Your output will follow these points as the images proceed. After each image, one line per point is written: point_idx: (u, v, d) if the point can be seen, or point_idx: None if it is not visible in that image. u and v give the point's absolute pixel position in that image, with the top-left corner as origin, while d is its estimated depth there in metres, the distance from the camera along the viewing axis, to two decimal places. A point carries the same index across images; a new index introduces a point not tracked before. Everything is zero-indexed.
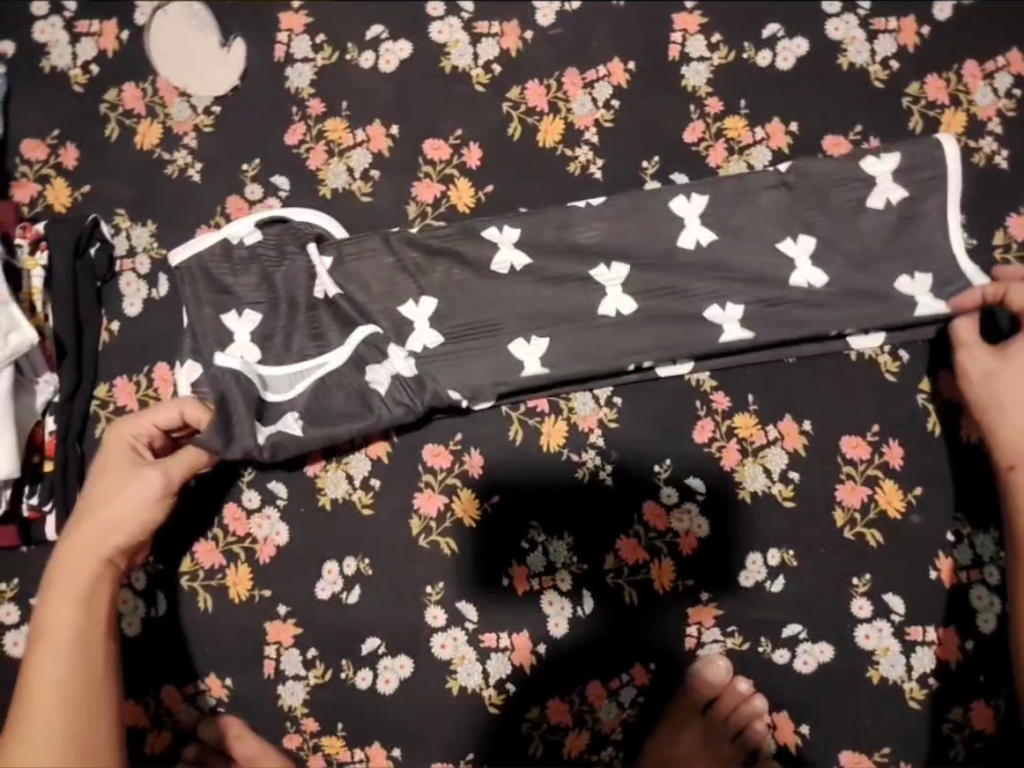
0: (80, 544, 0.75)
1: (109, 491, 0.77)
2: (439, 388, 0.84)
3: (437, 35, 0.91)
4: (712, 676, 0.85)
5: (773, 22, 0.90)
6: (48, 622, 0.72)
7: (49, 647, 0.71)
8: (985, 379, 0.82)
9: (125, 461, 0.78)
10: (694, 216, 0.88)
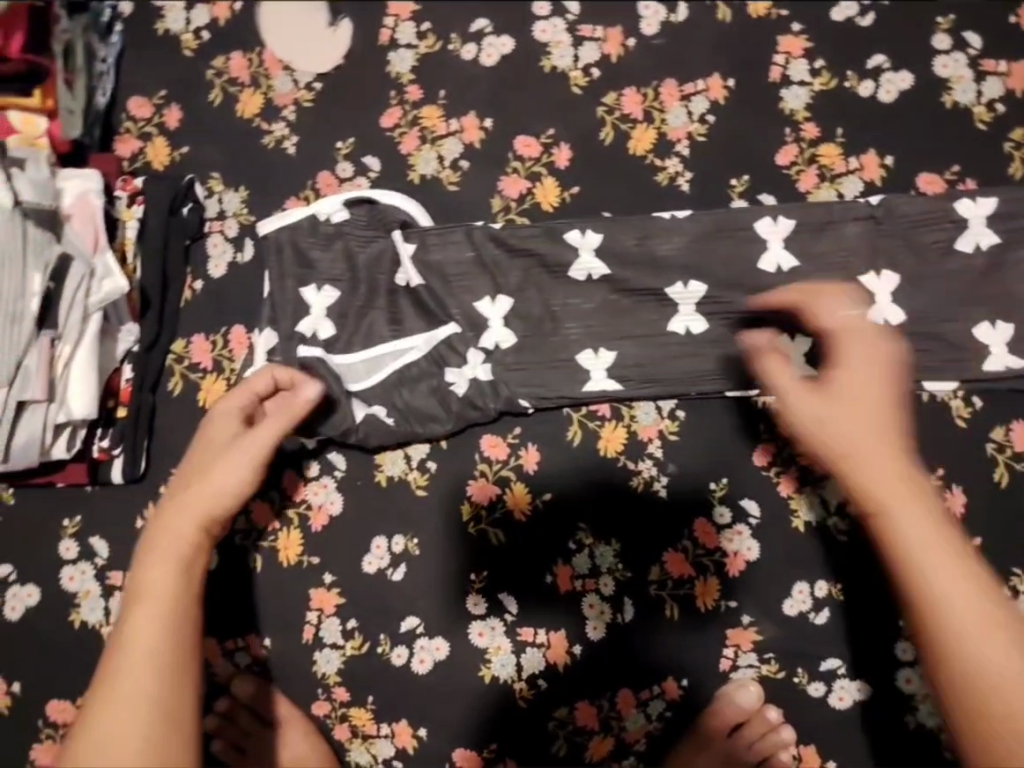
0: (185, 503, 0.70)
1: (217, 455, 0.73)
2: (512, 393, 0.87)
3: (540, 34, 0.91)
4: (743, 700, 0.85)
5: (879, 53, 0.90)
6: (146, 582, 0.66)
7: (143, 609, 0.65)
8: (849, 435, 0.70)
9: (231, 425, 0.75)
10: (778, 239, 0.88)
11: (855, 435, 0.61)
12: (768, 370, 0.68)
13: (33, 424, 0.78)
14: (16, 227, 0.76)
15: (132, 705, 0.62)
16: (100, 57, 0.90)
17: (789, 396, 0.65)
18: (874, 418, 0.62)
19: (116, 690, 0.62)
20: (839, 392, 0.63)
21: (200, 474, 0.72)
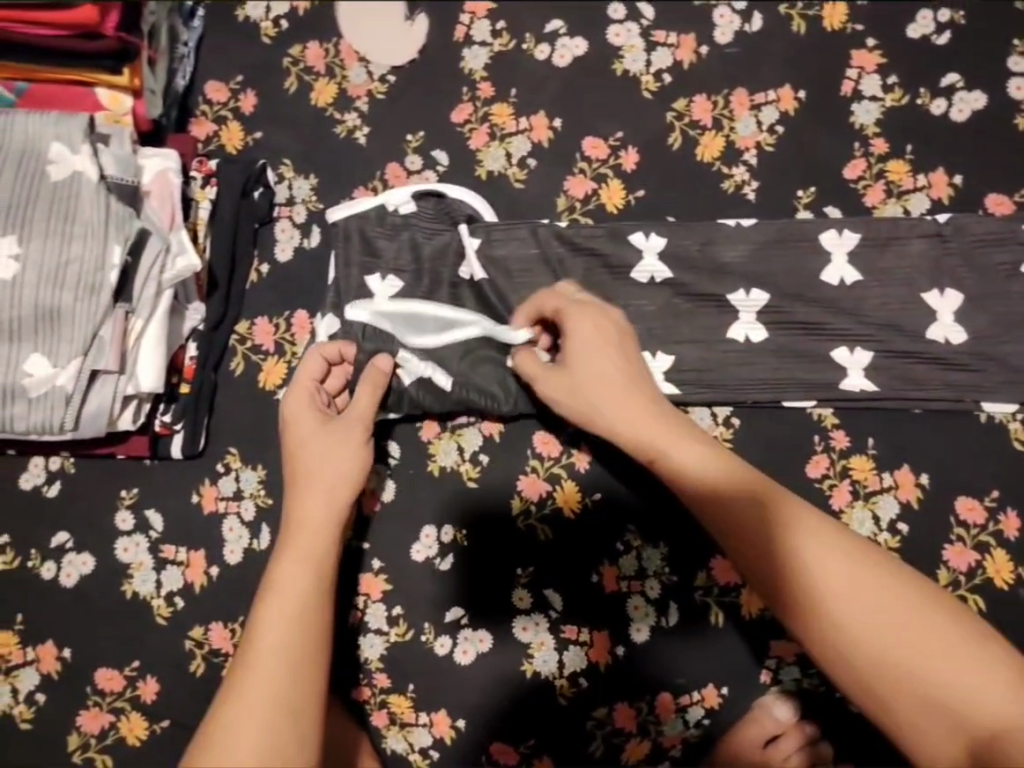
0: (303, 518, 0.74)
1: (319, 463, 0.77)
2: None
3: (614, 38, 0.93)
4: (781, 711, 0.86)
5: (953, 72, 0.90)
6: (273, 595, 0.70)
7: (273, 621, 0.68)
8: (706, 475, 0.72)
9: (324, 429, 0.78)
10: (842, 252, 0.88)
11: (657, 438, 0.75)
12: (564, 377, 0.79)
13: (104, 394, 0.79)
14: (101, 199, 0.78)
15: (262, 713, 0.64)
16: (182, 40, 0.92)
17: (587, 399, 0.78)
18: (650, 422, 0.75)
19: (247, 691, 0.65)
20: (612, 397, 0.77)
21: (313, 487, 0.75)
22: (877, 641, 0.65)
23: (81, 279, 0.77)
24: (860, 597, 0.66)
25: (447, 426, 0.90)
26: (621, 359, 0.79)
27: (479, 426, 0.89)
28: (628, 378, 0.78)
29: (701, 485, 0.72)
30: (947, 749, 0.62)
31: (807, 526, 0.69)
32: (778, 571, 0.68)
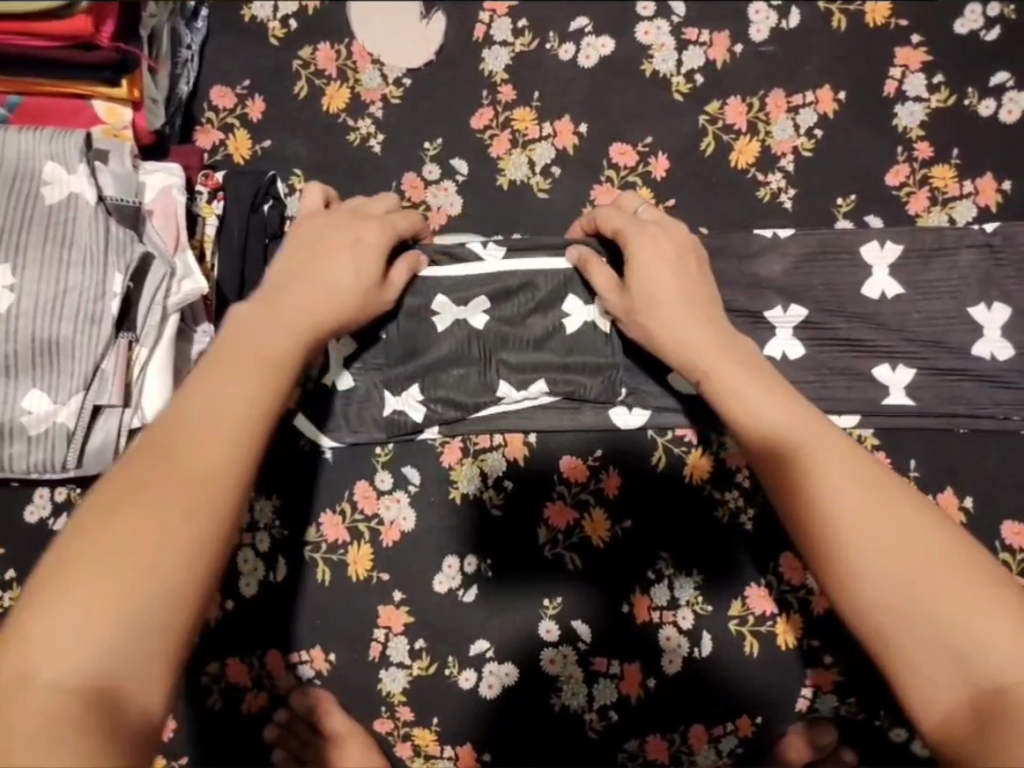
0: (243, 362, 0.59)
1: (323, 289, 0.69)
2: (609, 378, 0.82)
3: (643, 36, 0.88)
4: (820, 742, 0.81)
5: (1003, 70, 0.85)
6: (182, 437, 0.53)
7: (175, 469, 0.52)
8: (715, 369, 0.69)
9: (348, 264, 0.71)
10: (884, 264, 0.82)
11: (703, 362, 0.70)
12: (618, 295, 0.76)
13: (108, 428, 0.76)
14: (100, 224, 0.74)
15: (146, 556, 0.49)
16: (185, 43, 0.88)
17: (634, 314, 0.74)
18: (704, 332, 0.71)
19: (126, 531, 0.49)
20: (673, 305, 0.72)
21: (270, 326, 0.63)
22: (886, 563, 0.57)
23: (80, 309, 0.73)
24: (877, 514, 0.58)
25: (469, 451, 0.85)
26: (677, 260, 0.74)
27: (503, 450, 0.85)
28: (687, 279, 0.74)
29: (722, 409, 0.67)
30: (952, 700, 0.53)
31: (819, 433, 0.62)
32: (788, 475, 0.62)
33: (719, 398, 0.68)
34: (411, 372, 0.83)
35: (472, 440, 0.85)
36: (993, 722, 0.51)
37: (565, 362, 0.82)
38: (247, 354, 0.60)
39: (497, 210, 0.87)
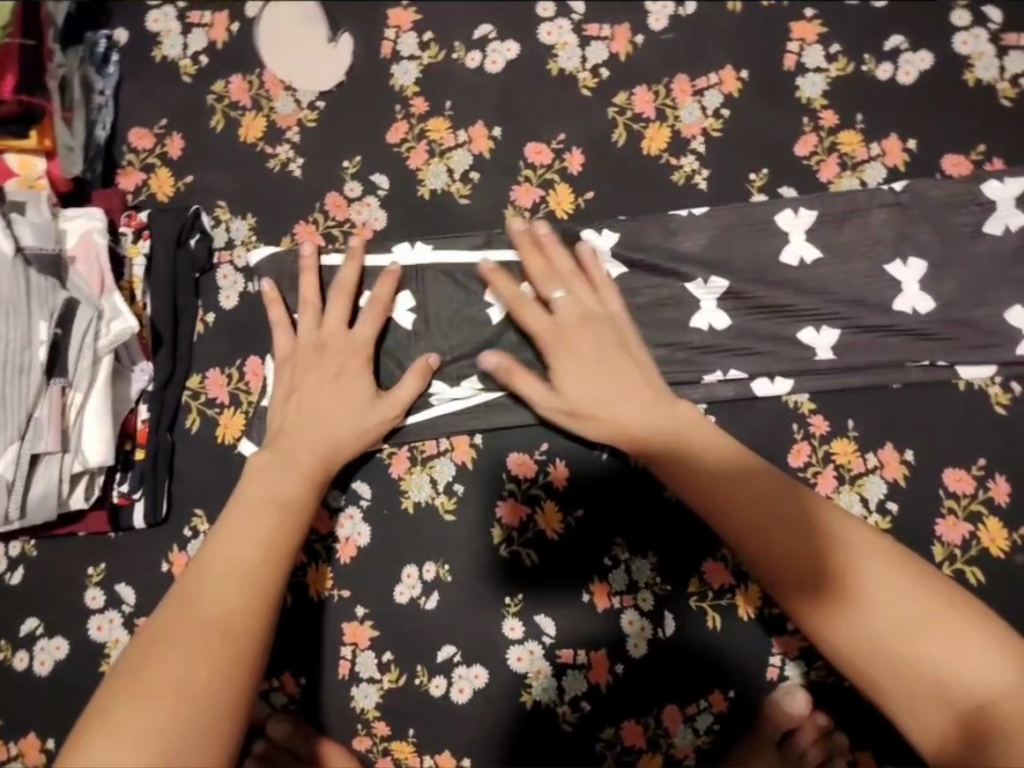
0: (274, 469, 0.78)
1: (325, 424, 0.80)
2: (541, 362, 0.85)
3: (545, 37, 0.90)
4: (791, 709, 0.82)
5: (896, 34, 0.87)
6: (242, 559, 0.73)
7: (219, 581, 0.72)
8: (581, 383, 0.79)
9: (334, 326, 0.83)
10: (800, 231, 0.84)
11: (602, 400, 0.78)
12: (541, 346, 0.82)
13: (49, 474, 0.76)
14: (19, 275, 0.75)
15: (227, 643, 0.69)
16: (98, 89, 0.90)
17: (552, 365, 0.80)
18: (616, 382, 0.79)
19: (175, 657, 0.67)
20: (565, 356, 0.80)
21: (288, 460, 0.79)
22: (896, 624, 0.67)
23: (7, 360, 0.74)
24: (878, 566, 0.69)
25: (417, 459, 0.86)
26: (579, 330, 0.80)
27: (450, 455, 0.86)
28: (600, 346, 0.80)
29: (571, 396, 0.79)
30: (938, 726, 0.64)
31: (791, 497, 0.73)
32: (782, 540, 0.71)
33: (613, 409, 0.78)
34: None
35: (418, 448, 0.86)
36: (980, 746, 0.61)
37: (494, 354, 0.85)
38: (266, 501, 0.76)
39: (420, 220, 0.88)
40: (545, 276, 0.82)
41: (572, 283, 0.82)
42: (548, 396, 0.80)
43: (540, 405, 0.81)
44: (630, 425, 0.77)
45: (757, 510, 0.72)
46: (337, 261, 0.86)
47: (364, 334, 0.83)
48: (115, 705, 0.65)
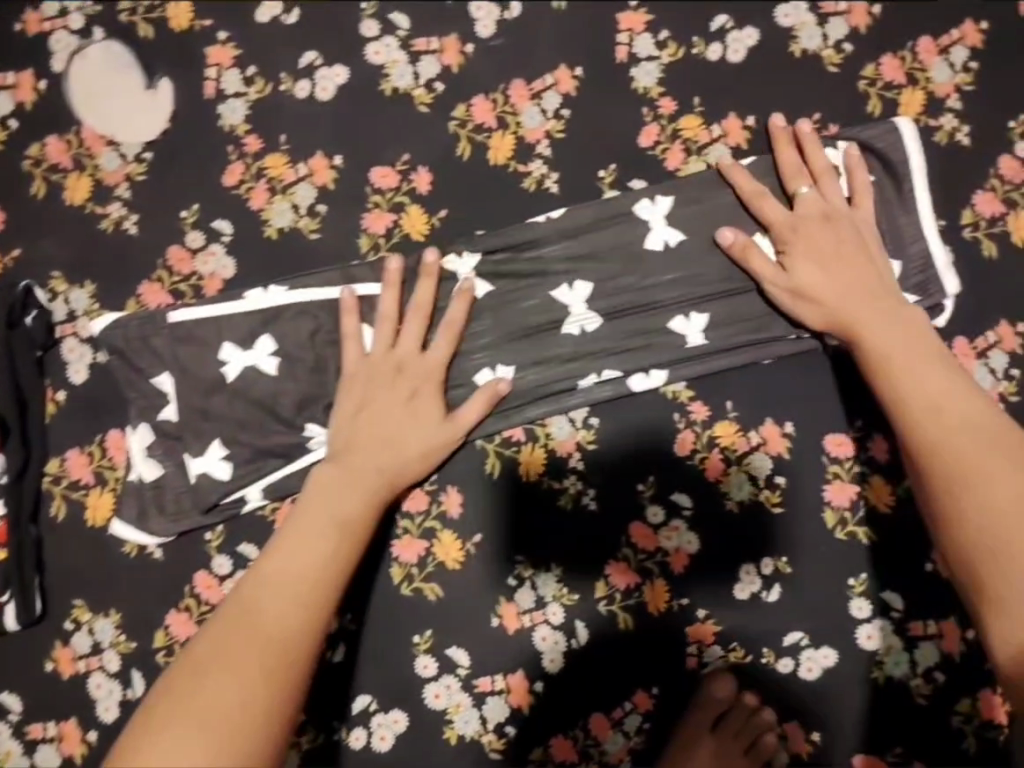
0: (365, 448, 0.78)
1: (394, 440, 0.79)
2: None
3: (373, 57, 0.86)
4: (717, 692, 0.82)
5: (721, 14, 0.87)
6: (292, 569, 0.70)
7: (290, 583, 0.69)
8: (820, 279, 0.78)
9: (410, 344, 0.80)
10: (660, 218, 0.83)
11: (860, 312, 0.76)
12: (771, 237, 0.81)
13: None
14: None
15: (263, 661, 0.64)
16: None
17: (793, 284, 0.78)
18: (861, 291, 0.77)
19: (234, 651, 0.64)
20: (801, 244, 0.79)
21: (348, 480, 0.77)
22: (979, 458, 0.66)
23: None
24: (966, 436, 0.68)
25: None
26: (821, 227, 0.79)
27: None
28: (835, 241, 0.78)
29: (840, 317, 0.77)
30: None
31: (947, 375, 0.73)
32: (941, 412, 0.70)
33: (835, 302, 0.77)
34: (212, 430, 0.82)
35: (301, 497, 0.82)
36: None
37: None
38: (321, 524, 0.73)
39: (270, 264, 0.85)
40: (795, 172, 0.81)
41: (822, 181, 0.81)
42: (780, 276, 0.79)
43: (766, 285, 0.80)
44: (848, 318, 0.76)
45: (927, 387, 0.72)
46: (185, 315, 0.82)
47: (438, 355, 0.80)
48: (179, 701, 0.61)
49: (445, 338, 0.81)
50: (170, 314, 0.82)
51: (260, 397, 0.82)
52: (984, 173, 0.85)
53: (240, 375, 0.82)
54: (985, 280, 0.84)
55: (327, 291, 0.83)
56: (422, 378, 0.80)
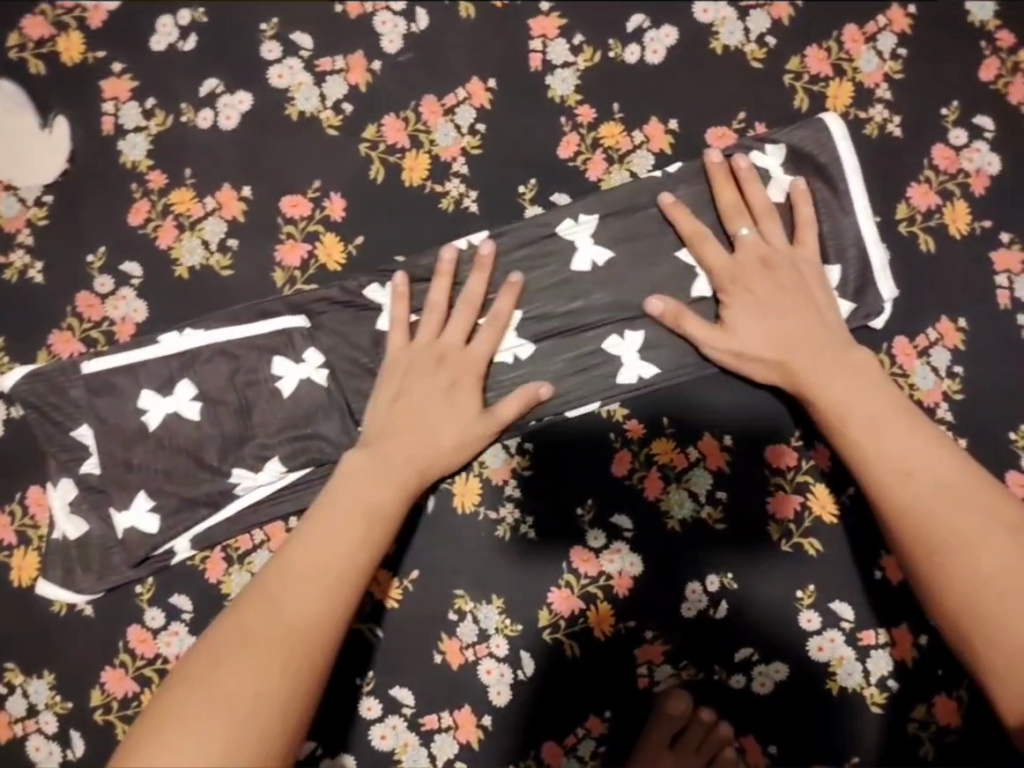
0: (403, 442, 0.75)
1: (425, 434, 0.75)
2: (344, 419, 0.79)
3: (277, 80, 0.83)
4: (674, 710, 0.81)
5: (637, 13, 0.83)
6: (288, 594, 0.66)
7: (304, 590, 0.66)
8: (752, 333, 0.76)
9: (449, 334, 0.78)
10: (585, 236, 0.80)
11: (801, 357, 0.74)
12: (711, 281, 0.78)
13: None
14: None
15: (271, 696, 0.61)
16: None
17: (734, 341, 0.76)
18: (807, 344, 0.74)
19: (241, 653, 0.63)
20: (741, 294, 0.76)
21: (370, 478, 0.72)
22: (962, 530, 0.65)
23: None
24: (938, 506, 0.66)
25: (233, 558, 0.80)
26: (760, 274, 0.76)
27: (267, 546, 0.80)
28: (775, 287, 0.76)
29: (773, 366, 0.75)
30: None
31: (918, 430, 0.70)
32: (919, 474, 0.68)
33: (781, 358, 0.75)
34: (133, 483, 0.79)
35: (233, 547, 0.80)
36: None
37: (292, 428, 0.79)
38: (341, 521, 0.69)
39: (183, 304, 0.82)
40: (737, 207, 0.78)
41: (761, 222, 0.78)
42: (717, 337, 0.76)
43: (704, 343, 0.77)
44: (800, 374, 0.74)
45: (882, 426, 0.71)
46: (99, 364, 0.79)
47: (479, 344, 0.78)
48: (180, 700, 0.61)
49: (490, 326, 0.78)
50: (81, 363, 0.80)
51: (180, 445, 0.79)
52: (920, 164, 0.81)
53: (161, 422, 0.79)
54: (924, 275, 0.81)
55: (244, 329, 0.80)
56: (452, 371, 0.77)
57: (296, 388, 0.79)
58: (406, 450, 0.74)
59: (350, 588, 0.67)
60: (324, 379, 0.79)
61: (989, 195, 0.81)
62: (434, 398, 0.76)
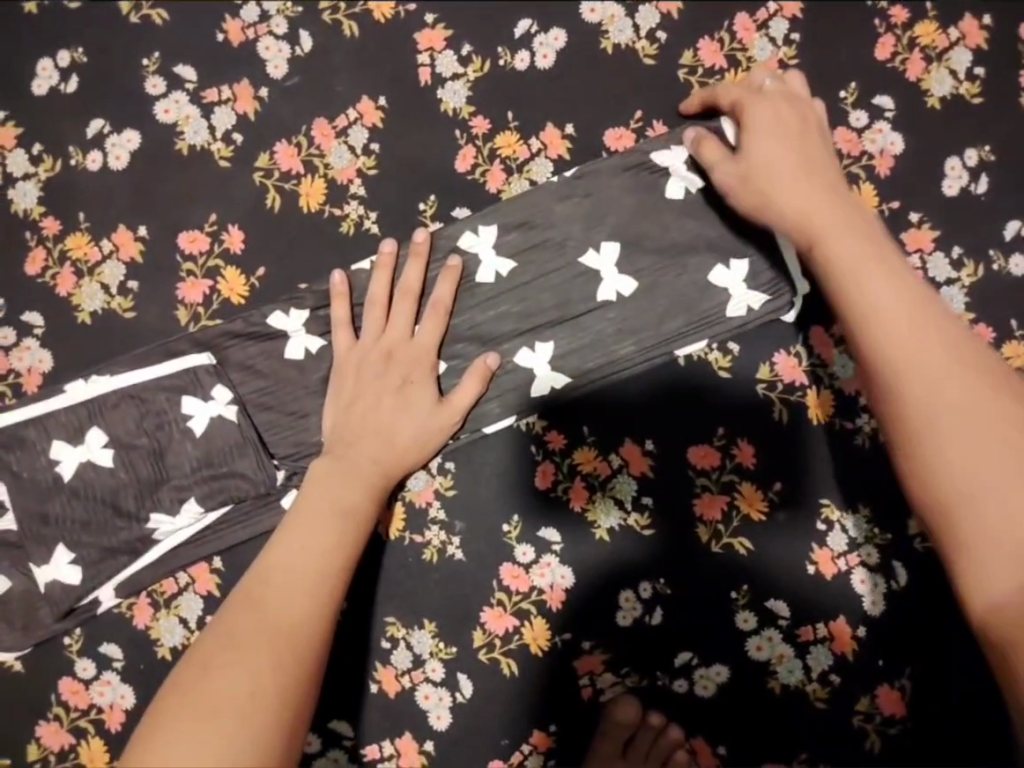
0: (365, 441, 0.74)
1: (386, 435, 0.75)
2: (258, 455, 0.78)
3: (163, 115, 0.81)
4: (622, 717, 0.79)
5: (524, 18, 0.82)
6: (265, 590, 0.63)
7: (297, 576, 0.64)
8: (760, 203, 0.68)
9: (394, 327, 0.77)
10: (488, 248, 0.79)
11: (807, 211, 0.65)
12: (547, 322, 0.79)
13: None
14: None
15: (284, 667, 0.57)
16: None
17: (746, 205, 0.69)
18: (826, 211, 0.64)
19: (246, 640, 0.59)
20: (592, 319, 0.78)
21: (344, 479, 0.72)
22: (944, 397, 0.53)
23: None
24: (921, 388, 0.54)
25: (160, 603, 0.80)
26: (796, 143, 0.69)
27: (192, 588, 0.79)
28: (803, 156, 0.68)
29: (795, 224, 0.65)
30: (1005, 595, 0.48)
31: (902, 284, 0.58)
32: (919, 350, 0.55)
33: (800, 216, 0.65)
34: (49, 537, 0.77)
35: (158, 591, 0.80)
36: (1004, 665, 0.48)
37: (206, 468, 0.78)
38: (323, 517, 0.69)
39: (88, 351, 0.81)
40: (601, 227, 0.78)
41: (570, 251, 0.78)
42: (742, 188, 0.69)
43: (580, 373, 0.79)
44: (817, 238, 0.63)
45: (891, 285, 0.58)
46: (5, 419, 0.78)
47: (428, 335, 0.77)
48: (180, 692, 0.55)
49: (433, 316, 0.77)
50: None
51: (94, 494, 0.78)
52: None
53: (72, 473, 0.78)
54: None
55: (150, 372, 0.79)
56: (404, 364, 0.76)
57: (208, 427, 0.78)
58: (364, 453, 0.74)
59: (336, 587, 0.65)
60: (235, 415, 0.78)
61: (894, 175, 0.80)
62: (387, 394, 0.75)
